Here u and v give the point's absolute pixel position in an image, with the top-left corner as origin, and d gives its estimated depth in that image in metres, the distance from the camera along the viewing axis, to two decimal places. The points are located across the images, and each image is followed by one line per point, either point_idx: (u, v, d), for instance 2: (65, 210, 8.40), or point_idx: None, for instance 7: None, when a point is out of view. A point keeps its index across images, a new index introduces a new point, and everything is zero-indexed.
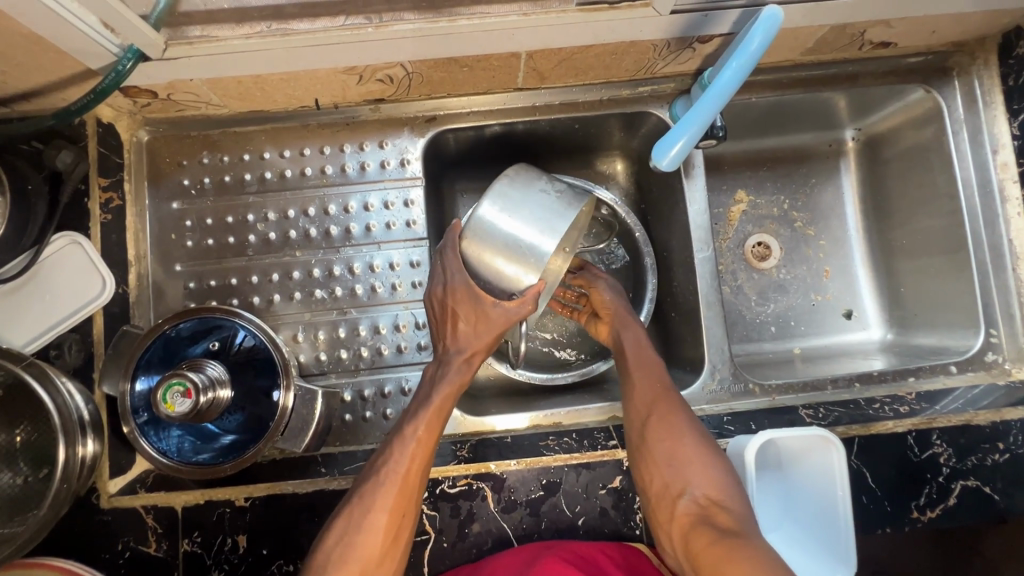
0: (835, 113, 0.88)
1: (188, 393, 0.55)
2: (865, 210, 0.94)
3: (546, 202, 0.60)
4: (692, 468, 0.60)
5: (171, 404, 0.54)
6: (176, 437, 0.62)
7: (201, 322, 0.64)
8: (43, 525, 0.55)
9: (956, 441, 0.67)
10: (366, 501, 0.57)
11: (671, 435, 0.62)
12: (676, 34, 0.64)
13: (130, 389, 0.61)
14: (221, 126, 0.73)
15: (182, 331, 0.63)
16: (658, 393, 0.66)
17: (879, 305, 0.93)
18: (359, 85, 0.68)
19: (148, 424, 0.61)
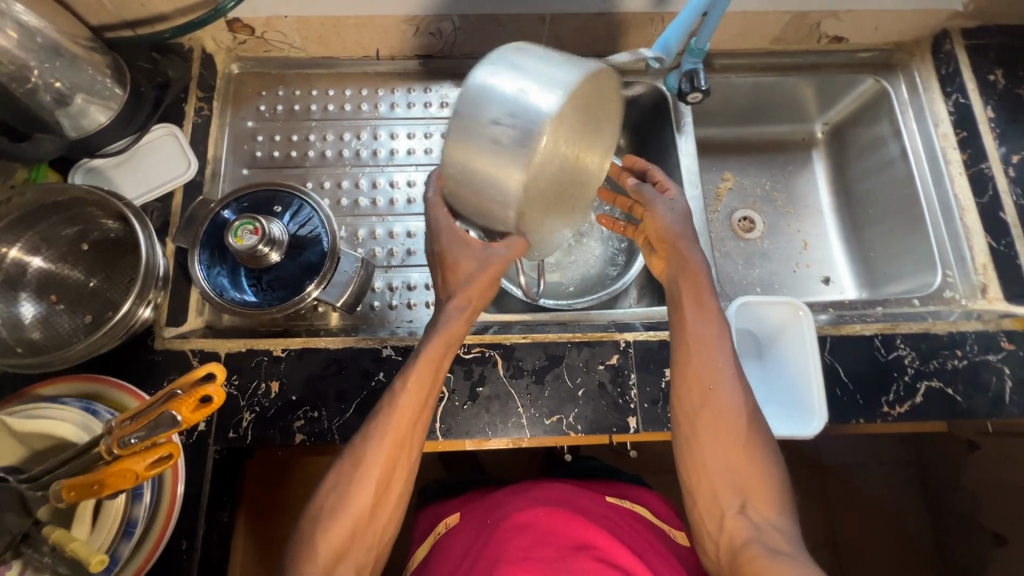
0: (803, 105, 1.05)
1: (254, 233, 0.68)
2: (836, 192, 1.08)
3: (536, 99, 0.47)
4: (737, 471, 0.61)
5: (240, 235, 0.68)
6: (220, 274, 0.72)
7: (262, 197, 0.74)
8: (82, 351, 0.63)
9: (919, 346, 0.75)
10: (384, 428, 0.59)
11: (722, 429, 0.62)
12: (661, 6, 0.84)
13: (212, 216, 0.73)
14: (297, 67, 0.89)
15: (245, 204, 0.74)
16: (713, 377, 0.63)
17: (853, 272, 1.03)
18: (414, 37, 0.86)
19: (205, 255, 0.72)
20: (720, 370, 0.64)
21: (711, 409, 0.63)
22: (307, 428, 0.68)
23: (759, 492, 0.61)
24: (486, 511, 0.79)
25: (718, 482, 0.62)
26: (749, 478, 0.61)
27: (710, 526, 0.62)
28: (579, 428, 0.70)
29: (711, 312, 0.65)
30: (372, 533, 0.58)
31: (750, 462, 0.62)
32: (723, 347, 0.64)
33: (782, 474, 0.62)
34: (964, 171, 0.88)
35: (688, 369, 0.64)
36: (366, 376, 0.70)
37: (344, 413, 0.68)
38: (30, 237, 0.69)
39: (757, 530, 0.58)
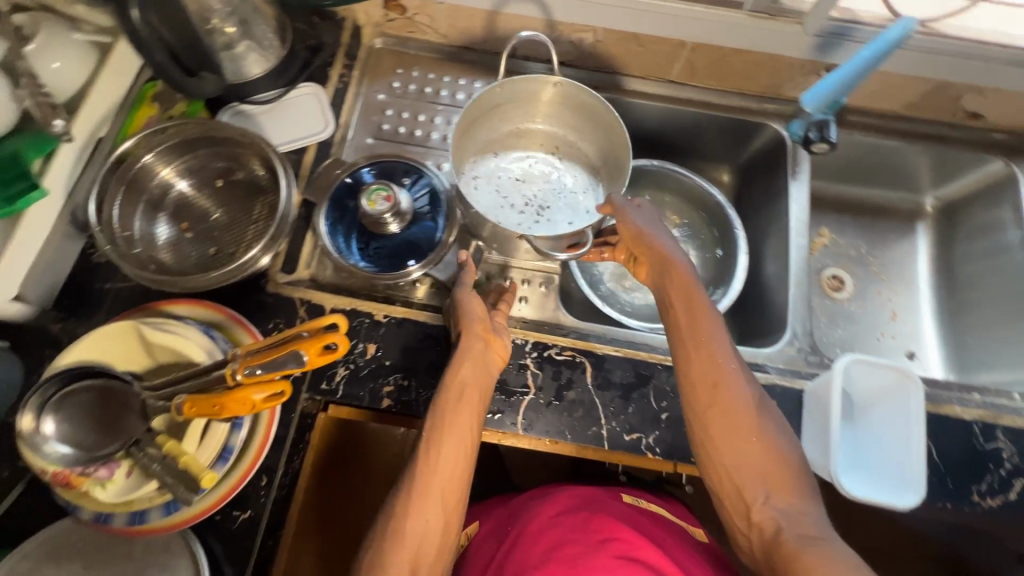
0: (917, 176, 1.03)
1: (384, 200, 0.71)
2: (936, 268, 1.05)
3: None
4: (761, 470, 0.60)
5: (372, 198, 0.71)
6: (337, 231, 0.75)
7: (396, 169, 0.78)
8: (216, 281, 0.67)
9: (1020, 441, 0.72)
10: (432, 464, 0.60)
11: (733, 425, 0.61)
12: (822, 55, 0.82)
13: (340, 181, 0.77)
14: (434, 52, 0.93)
15: (377, 171, 0.78)
16: (717, 372, 0.63)
17: (941, 352, 1.00)
18: (554, 42, 0.88)
19: (332, 214, 0.76)
20: (721, 364, 0.63)
21: (720, 406, 0.62)
22: (396, 395, 0.70)
23: (781, 480, 0.59)
24: (509, 517, 0.77)
25: (740, 476, 0.60)
26: (771, 469, 0.60)
27: (739, 522, 0.60)
28: (657, 451, 0.69)
29: (701, 311, 0.66)
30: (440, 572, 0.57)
31: (768, 458, 0.60)
32: (723, 345, 0.64)
33: (801, 461, 0.61)
34: None
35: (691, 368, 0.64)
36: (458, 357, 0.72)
37: (432, 388, 0.70)
38: (182, 163, 0.73)
39: (785, 519, 0.57)
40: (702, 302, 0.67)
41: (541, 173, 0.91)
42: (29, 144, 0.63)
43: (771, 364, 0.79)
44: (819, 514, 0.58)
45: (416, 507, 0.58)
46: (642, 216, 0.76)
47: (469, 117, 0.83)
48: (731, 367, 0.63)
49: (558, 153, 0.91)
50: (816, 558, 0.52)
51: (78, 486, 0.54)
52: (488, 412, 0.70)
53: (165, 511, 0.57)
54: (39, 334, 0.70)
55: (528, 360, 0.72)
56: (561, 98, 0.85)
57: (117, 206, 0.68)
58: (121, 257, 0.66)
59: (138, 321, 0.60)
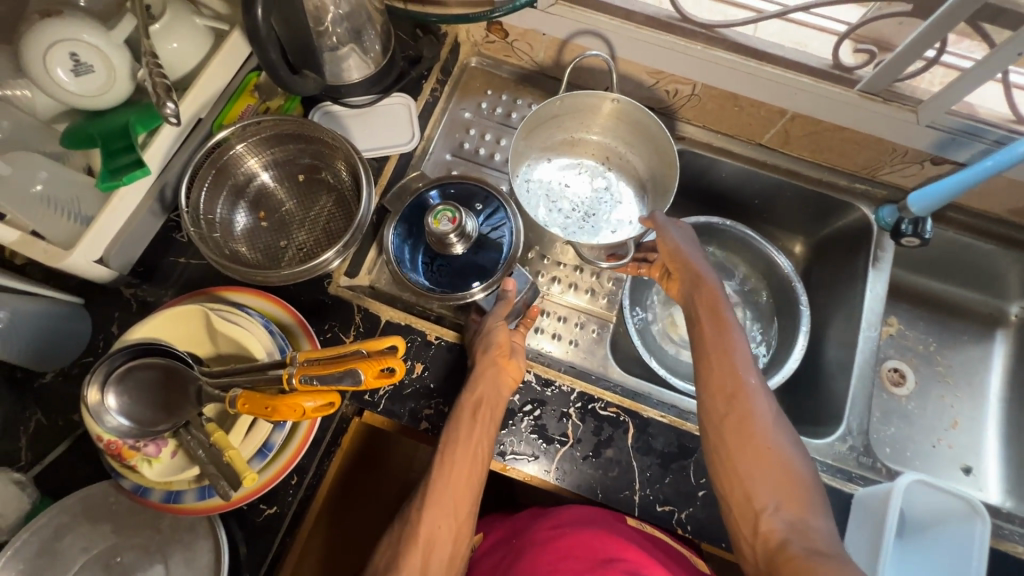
0: (1006, 282, 0.97)
1: (448, 222, 0.72)
2: (1010, 382, 0.98)
3: None
4: (774, 480, 0.58)
5: (437, 219, 0.72)
6: (406, 242, 0.76)
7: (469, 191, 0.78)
8: (286, 277, 0.68)
9: None
10: (447, 461, 0.62)
11: (748, 432, 0.60)
12: (939, 151, 0.78)
13: (419, 194, 0.78)
14: (526, 78, 0.93)
15: (449, 190, 0.78)
16: (736, 383, 0.63)
17: (1001, 473, 0.94)
18: (649, 88, 0.87)
19: (401, 225, 0.77)
20: (741, 375, 0.63)
21: (735, 416, 0.62)
22: (434, 420, 0.70)
23: (793, 493, 0.57)
24: (516, 531, 0.75)
25: (751, 485, 0.59)
26: (784, 481, 0.58)
27: (746, 531, 0.58)
28: (687, 528, 0.67)
29: (726, 325, 0.67)
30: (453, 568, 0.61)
31: (783, 470, 0.58)
32: (746, 358, 0.65)
33: (819, 480, 0.59)
34: None
35: (711, 376, 0.65)
36: None
37: None
38: (270, 155, 0.75)
39: (792, 532, 0.54)
40: (729, 315, 0.68)
41: (590, 182, 0.90)
42: (137, 119, 0.65)
43: (820, 458, 0.75)
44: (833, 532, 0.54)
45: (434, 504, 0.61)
46: (681, 234, 0.76)
47: (530, 124, 0.83)
48: (750, 379, 0.63)
49: (608, 164, 0.91)
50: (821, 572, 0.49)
51: (127, 460, 0.56)
52: (523, 454, 0.69)
53: (199, 496, 0.58)
54: (113, 297, 0.73)
55: (571, 409, 0.71)
56: (616, 114, 0.84)
57: (203, 192, 0.71)
58: (201, 240, 0.67)
59: (205, 306, 0.61)
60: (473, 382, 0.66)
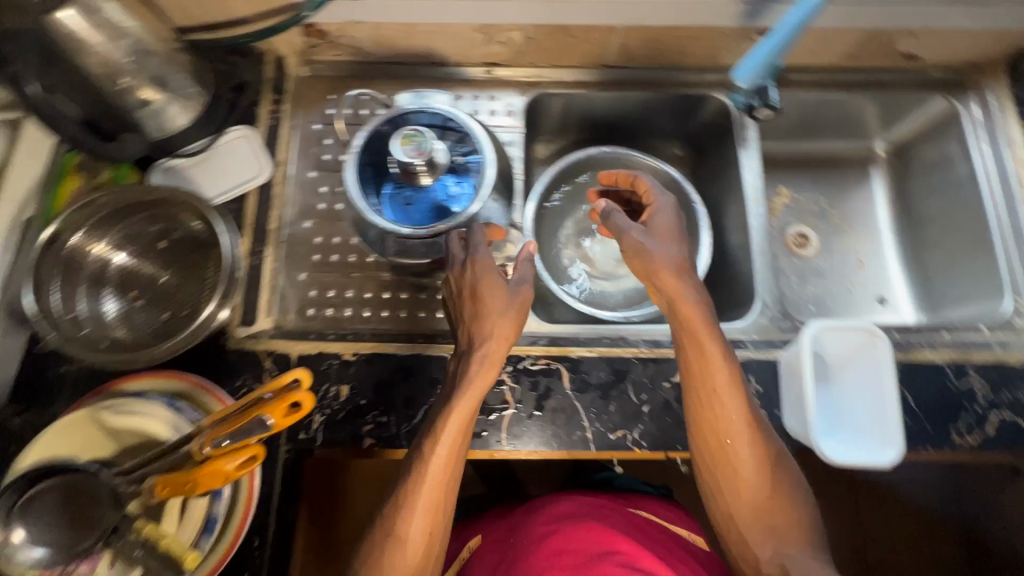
0: (865, 122, 1.03)
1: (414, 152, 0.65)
2: (895, 210, 1.06)
3: None
4: (769, 520, 0.63)
5: (405, 144, 0.65)
6: (371, 176, 0.72)
7: (440, 121, 0.72)
8: (179, 346, 0.65)
9: (988, 374, 0.74)
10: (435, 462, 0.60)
11: (731, 466, 0.64)
12: (751, 20, 0.83)
13: (389, 122, 0.72)
14: (364, 70, 0.89)
15: (427, 118, 0.72)
16: (731, 419, 0.64)
17: (910, 292, 1.02)
18: (484, 46, 0.86)
19: (364, 153, 0.71)
20: (739, 417, 0.64)
21: (731, 458, 0.64)
22: (376, 433, 0.69)
23: (784, 527, 0.62)
24: (512, 534, 0.75)
25: (749, 529, 0.63)
26: (773, 513, 0.63)
27: (746, 569, 0.62)
28: (644, 445, 0.70)
29: (711, 359, 0.65)
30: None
31: (775, 507, 0.63)
32: (742, 400, 0.65)
33: (806, 494, 0.65)
34: None
35: (701, 413, 0.65)
36: (434, 384, 0.71)
37: (410, 419, 0.69)
38: (117, 232, 0.71)
39: (791, 562, 0.59)
40: (714, 327, 0.67)
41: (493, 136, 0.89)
42: None
43: (747, 336, 0.79)
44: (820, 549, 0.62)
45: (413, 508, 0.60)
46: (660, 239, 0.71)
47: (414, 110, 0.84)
48: (744, 406, 0.65)
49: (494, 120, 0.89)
50: None
51: None
52: (472, 434, 0.69)
53: None
54: None
55: (504, 376, 0.72)
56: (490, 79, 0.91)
57: (55, 291, 0.66)
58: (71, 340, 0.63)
59: (95, 405, 0.60)
60: (473, 372, 0.63)
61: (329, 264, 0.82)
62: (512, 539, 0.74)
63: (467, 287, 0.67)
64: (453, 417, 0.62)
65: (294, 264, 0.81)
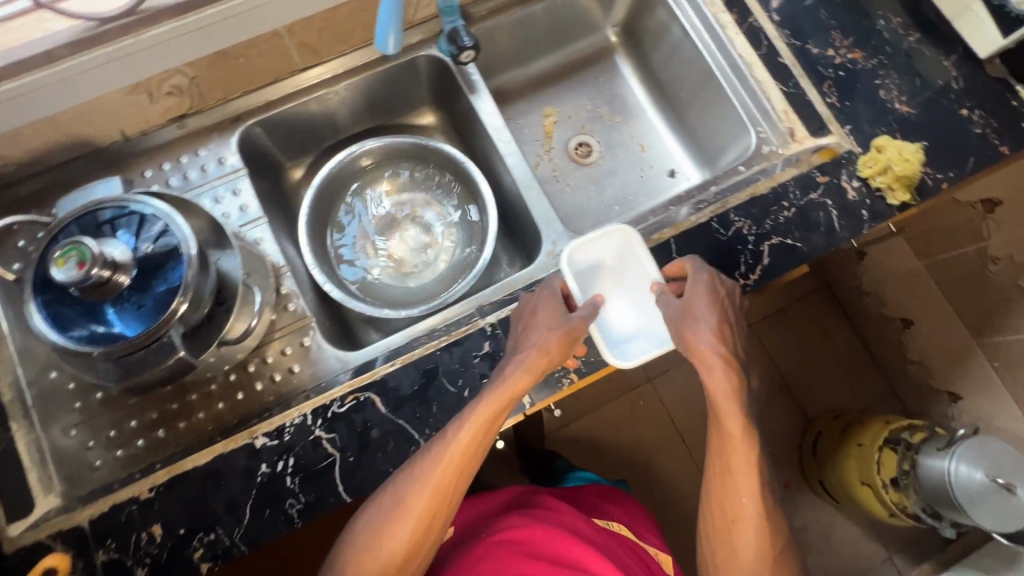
0: (585, 17, 1.04)
1: (81, 266, 0.56)
2: (649, 86, 1.09)
3: None
4: (747, 536, 0.68)
5: (63, 263, 0.55)
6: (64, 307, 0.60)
7: (106, 216, 0.64)
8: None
9: (750, 213, 0.78)
10: (424, 485, 0.63)
11: (729, 484, 0.68)
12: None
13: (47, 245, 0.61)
14: (41, 185, 0.78)
15: (92, 220, 0.63)
16: (743, 445, 0.66)
17: (690, 155, 1.06)
18: (154, 104, 0.77)
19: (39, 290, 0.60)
20: (750, 454, 0.66)
21: (730, 476, 0.68)
22: (210, 554, 0.63)
23: (754, 557, 0.68)
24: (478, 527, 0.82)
25: (735, 542, 0.68)
26: (750, 528, 0.67)
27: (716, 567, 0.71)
28: None
29: (739, 447, 0.66)
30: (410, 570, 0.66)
31: (750, 526, 0.68)
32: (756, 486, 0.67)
33: (790, 550, 0.69)
34: (738, 31, 0.89)
35: (727, 450, 0.67)
36: (250, 475, 0.66)
37: (240, 523, 0.64)
38: None
39: None
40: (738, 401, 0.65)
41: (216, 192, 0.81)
42: None
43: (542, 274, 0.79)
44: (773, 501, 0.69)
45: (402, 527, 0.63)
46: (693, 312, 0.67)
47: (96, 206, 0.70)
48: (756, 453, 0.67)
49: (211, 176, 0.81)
50: None
51: None
52: (310, 504, 0.65)
53: None
54: None
55: (317, 432, 0.67)
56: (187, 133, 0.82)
57: None
58: None
59: None
60: (450, 436, 0.63)
61: (96, 405, 0.72)
62: (478, 530, 0.81)
63: (528, 312, 0.69)
64: (469, 432, 0.63)
65: (56, 423, 0.71)
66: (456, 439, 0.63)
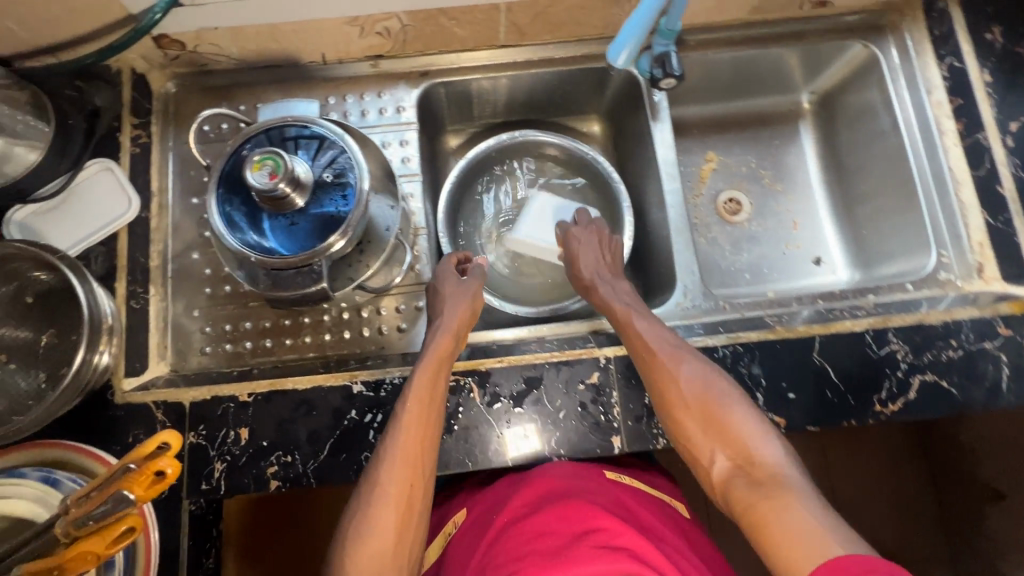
0: (788, 75, 0.98)
1: (270, 176, 0.58)
2: (826, 165, 1.02)
3: None
4: (740, 460, 0.60)
5: (257, 169, 0.58)
6: (240, 209, 0.64)
7: (297, 134, 0.66)
8: (36, 422, 0.59)
9: (912, 339, 0.71)
10: (392, 453, 0.61)
11: (691, 430, 0.64)
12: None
13: (239, 146, 0.65)
14: (238, 80, 0.82)
15: (285, 135, 0.66)
16: (685, 394, 0.64)
17: (845, 249, 0.99)
18: (360, 38, 0.79)
19: (223, 186, 0.63)
20: (689, 394, 0.64)
21: (692, 427, 0.64)
22: (282, 474, 0.65)
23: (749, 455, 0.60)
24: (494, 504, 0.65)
25: (734, 473, 0.59)
26: (742, 458, 0.60)
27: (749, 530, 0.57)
28: (562, 452, 0.67)
29: (678, 394, 0.64)
30: (416, 500, 0.61)
31: (738, 453, 0.61)
32: (709, 417, 0.63)
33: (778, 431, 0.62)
34: (958, 143, 0.83)
35: (677, 409, 0.65)
36: (338, 416, 0.67)
37: (317, 456, 0.66)
38: None
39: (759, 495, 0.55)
40: (675, 361, 0.66)
41: (384, 137, 0.83)
42: None
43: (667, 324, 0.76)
44: (779, 448, 0.59)
45: (379, 503, 0.59)
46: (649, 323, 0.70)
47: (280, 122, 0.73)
48: (696, 390, 0.65)
49: (384, 119, 0.83)
50: (777, 517, 0.52)
51: None
52: None
53: None
54: None
55: None
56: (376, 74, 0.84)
57: None
58: None
59: None
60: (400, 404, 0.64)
61: (222, 298, 0.76)
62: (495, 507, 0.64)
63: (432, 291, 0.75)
64: (415, 401, 0.63)
65: (184, 301, 0.76)
66: (406, 410, 0.63)
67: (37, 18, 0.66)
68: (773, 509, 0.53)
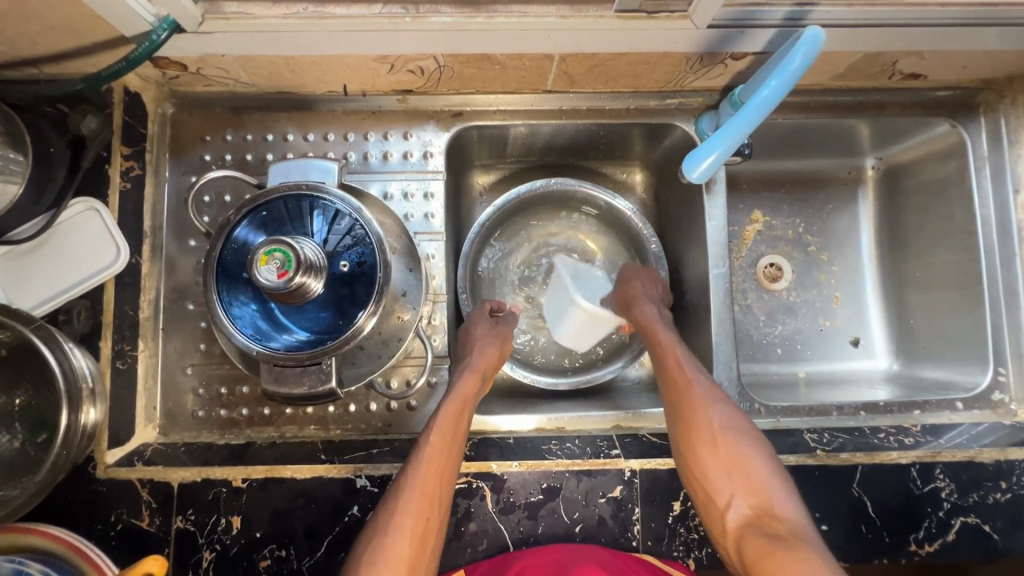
0: (858, 140, 0.88)
1: (280, 272, 0.51)
2: (880, 239, 0.93)
3: None
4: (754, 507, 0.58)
5: (264, 264, 0.51)
6: (245, 299, 0.59)
7: (300, 203, 0.60)
8: (26, 500, 0.55)
9: (959, 476, 0.66)
10: (412, 486, 0.58)
11: (715, 478, 0.61)
12: (703, 49, 0.64)
13: (237, 225, 0.59)
14: (247, 105, 0.73)
15: (289, 205, 0.60)
16: (709, 440, 0.62)
17: (887, 335, 0.92)
18: (389, 74, 0.68)
19: (223, 275, 0.58)
20: (714, 439, 0.62)
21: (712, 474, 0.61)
22: (275, 569, 0.61)
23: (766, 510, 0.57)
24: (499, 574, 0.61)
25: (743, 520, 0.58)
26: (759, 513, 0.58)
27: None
28: None
29: (706, 442, 0.62)
30: (431, 533, 0.58)
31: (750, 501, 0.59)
32: (732, 467, 0.61)
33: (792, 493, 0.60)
34: None
35: (704, 456, 0.62)
36: (338, 512, 0.62)
37: (312, 553, 0.61)
38: None
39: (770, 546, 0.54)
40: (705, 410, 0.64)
41: (406, 186, 0.74)
42: None
43: None
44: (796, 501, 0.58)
45: (395, 533, 0.56)
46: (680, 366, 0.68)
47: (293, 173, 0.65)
48: (723, 437, 0.63)
49: (408, 165, 0.75)
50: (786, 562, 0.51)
51: None
52: None
53: None
54: None
55: None
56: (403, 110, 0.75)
57: None
58: None
59: None
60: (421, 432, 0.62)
61: (217, 355, 0.71)
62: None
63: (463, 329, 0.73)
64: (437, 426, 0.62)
65: (179, 355, 0.70)
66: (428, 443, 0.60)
67: (11, 34, 0.56)
68: (792, 560, 0.50)
